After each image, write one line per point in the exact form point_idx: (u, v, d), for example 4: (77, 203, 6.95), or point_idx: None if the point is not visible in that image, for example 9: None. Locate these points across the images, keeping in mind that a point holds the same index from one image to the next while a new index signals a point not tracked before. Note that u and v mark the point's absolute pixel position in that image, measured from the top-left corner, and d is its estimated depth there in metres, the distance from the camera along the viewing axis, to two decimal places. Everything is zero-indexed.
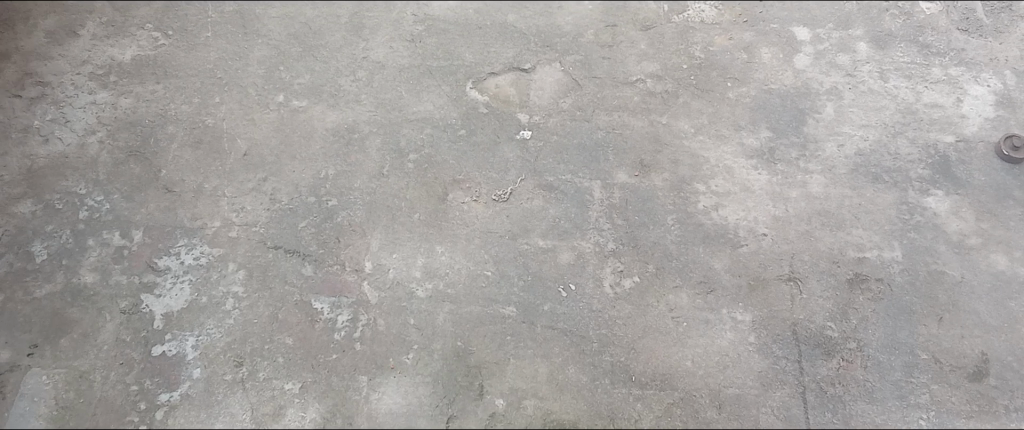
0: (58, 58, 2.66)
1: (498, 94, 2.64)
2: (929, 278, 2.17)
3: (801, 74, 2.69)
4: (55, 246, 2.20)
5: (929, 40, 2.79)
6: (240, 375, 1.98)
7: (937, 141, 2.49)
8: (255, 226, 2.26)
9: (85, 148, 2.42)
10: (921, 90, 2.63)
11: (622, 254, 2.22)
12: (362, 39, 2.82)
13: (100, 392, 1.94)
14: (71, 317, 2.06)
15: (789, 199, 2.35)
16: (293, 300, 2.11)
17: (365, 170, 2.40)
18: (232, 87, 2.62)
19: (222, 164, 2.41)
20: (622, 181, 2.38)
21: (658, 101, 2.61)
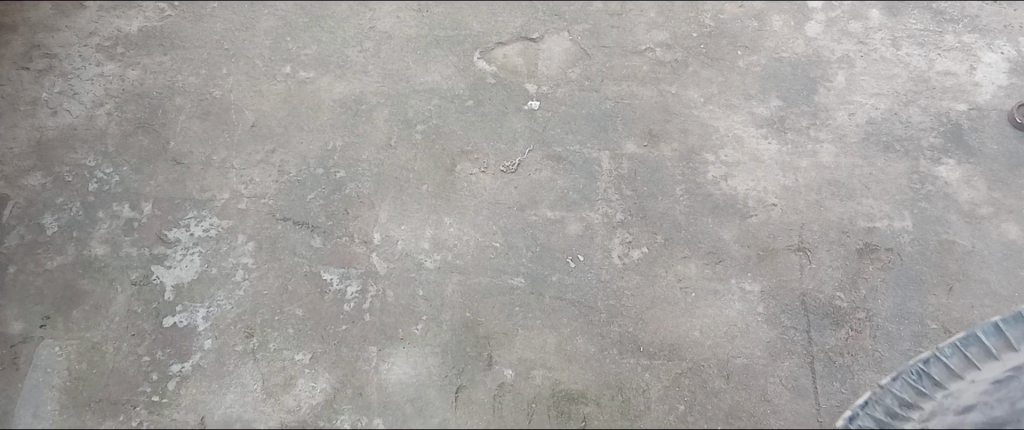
0: (65, 30, 2.65)
1: (506, 64, 2.63)
2: (939, 247, 2.16)
3: (812, 42, 2.67)
4: (66, 218, 2.21)
5: (943, 7, 2.75)
6: (250, 346, 1.99)
7: (950, 109, 2.46)
8: (264, 198, 2.27)
9: (93, 120, 2.42)
10: (934, 58, 2.60)
11: (631, 225, 2.21)
12: (369, 9, 2.80)
13: (112, 363, 1.96)
14: (82, 289, 2.08)
15: (799, 169, 2.33)
16: (302, 271, 2.12)
17: (373, 142, 2.40)
18: (240, 58, 2.62)
19: (230, 136, 2.41)
20: (631, 151, 2.37)
21: (668, 70, 2.59)
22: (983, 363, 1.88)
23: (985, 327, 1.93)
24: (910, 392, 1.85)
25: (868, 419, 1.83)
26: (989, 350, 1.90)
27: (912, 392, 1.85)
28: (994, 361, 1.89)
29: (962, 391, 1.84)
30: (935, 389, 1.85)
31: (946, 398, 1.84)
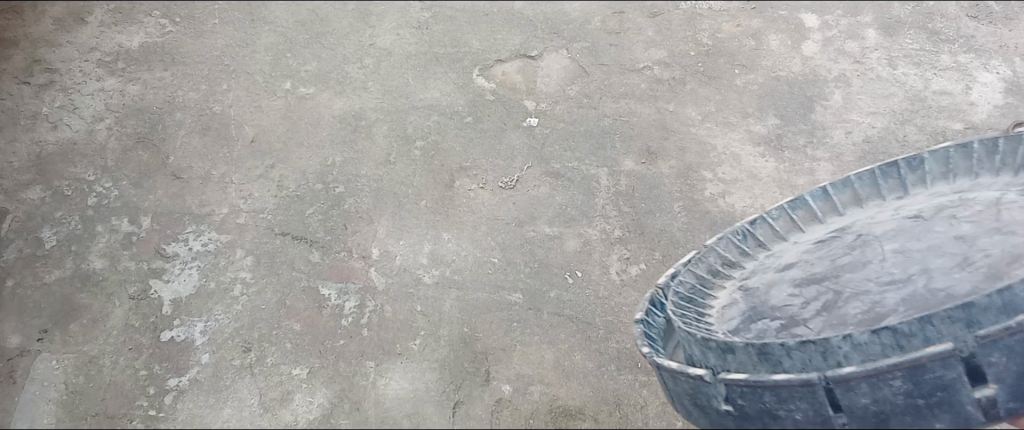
0: (66, 45, 2.67)
1: (504, 81, 2.64)
2: None
3: (809, 62, 2.69)
4: (65, 232, 2.21)
5: (938, 28, 2.78)
6: (248, 361, 1.99)
7: (946, 128, 2.48)
8: (263, 213, 2.27)
9: (93, 134, 2.43)
10: (930, 78, 2.62)
11: (629, 241, 2.22)
12: (369, 26, 2.82)
13: (109, 377, 1.95)
14: (80, 303, 2.07)
15: (796, 187, 2.34)
16: (300, 286, 2.13)
17: (372, 157, 2.40)
18: (240, 74, 2.63)
19: (229, 151, 2.42)
20: (629, 168, 2.38)
21: (665, 88, 2.61)
22: (806, 224, 1.81)
23: (815, 190, 1.84)
24: (736, 251, 1.81)
25: (690, 274, 1.78)
26: (812, 212, 1.82)
27: (735, 240, 1.83)
28: (813, 223, 1.80)
29: (779, 252, 1.74)
30: (761, 248, 1.80)
31: (767, 257, 1.76)
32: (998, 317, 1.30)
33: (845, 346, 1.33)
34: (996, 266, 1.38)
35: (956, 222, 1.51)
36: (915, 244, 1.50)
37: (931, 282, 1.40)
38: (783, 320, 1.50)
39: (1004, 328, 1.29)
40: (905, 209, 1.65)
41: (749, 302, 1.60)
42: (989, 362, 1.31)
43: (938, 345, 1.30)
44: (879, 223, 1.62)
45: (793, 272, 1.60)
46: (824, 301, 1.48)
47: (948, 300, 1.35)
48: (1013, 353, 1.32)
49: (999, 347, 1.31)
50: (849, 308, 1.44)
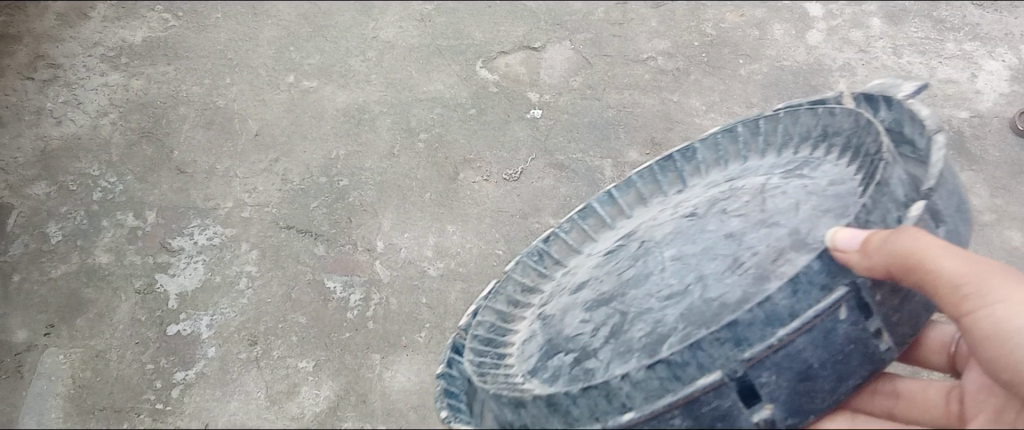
0: (70, 40, 2.67)
1: (508, 73, 2.64)
2: None
3: (813, 51, 2.68)
4: (70, 227, 2.22)
5: (943, 16, 2.77)
6: (254, 354, 1.99)
7: (951, 116, 2.47)
8: (267, 207, 2.27)
9: (97, 129, 2.43)
10: (936, 66, 2.61)
11: None
12: (372, 19, 2.81)
13: (116, 371, 1.96)
14: (86, 297, 2.08)
15: None
16: (306, 279, 2.13)
17: (376, 151, 2.40)
18: (243, 68, 2.63)
19: (233, 145, 2.41)
20: (633, 159, 2.38)
21: (669, 79, 2.60)
22: (581, 244, 1.51)
23: (599, 194, 1.55)
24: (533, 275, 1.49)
25: (488, 312, 1.43)
26: (602, 219, 1.53)
27: (530, 262, 1.51)
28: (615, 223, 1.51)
29: (574, 268, 1.44)
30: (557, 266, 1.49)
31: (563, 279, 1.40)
32: (765, 331, 0.98)
33: (626, 386, 1.01)
34: (764, 265, 1.08)
35: (727, 217, 1.21)
36: (722, 248, 1.15)
37: (705, 291, 1.10)
38: (576, 353, 1.17)
39: (771, 345, 0.97)
40: (682, 206, 1.35)
41: (545, 335, 1.28)
42: (761, 384, 1.00)
43: (713, 373, 0.98)
44: (659, 225, 1.32)
45: (584, 294, 1.29)
46: (611, 326, 1.17)
47: (721, 312, 1.05)
48: (783, 369, 1.00)
49: (768, 369, 0.99)
50: (631, 332, 1.13)
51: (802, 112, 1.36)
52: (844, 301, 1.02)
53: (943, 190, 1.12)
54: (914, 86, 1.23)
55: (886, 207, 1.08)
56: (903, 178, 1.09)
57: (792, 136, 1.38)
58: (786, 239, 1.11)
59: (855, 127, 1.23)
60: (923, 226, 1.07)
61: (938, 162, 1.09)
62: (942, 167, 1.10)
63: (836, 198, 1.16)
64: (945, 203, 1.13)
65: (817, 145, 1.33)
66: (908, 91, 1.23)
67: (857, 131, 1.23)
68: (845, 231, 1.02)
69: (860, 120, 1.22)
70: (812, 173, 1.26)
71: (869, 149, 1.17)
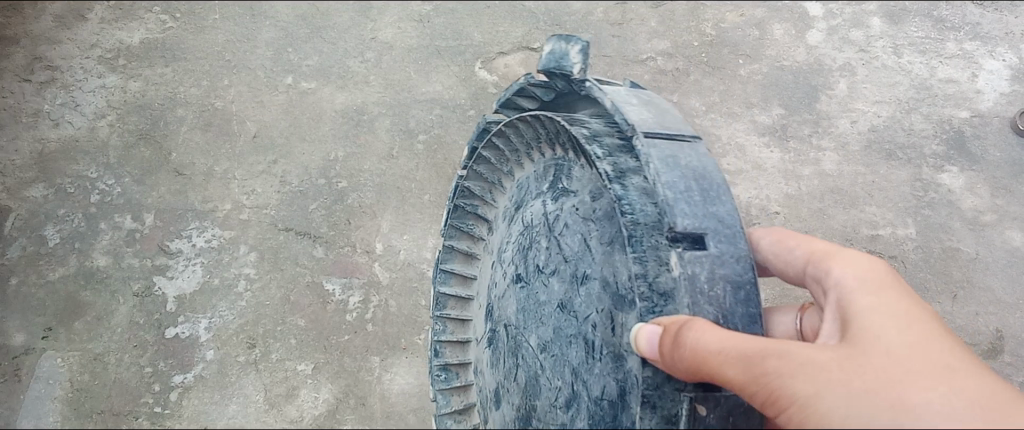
0: (67, 42, 2.66)
1: (507, 74, 2.63)
2: (943, 254, 2.16)
3: (813, 50, 2.67)
4: (68, 230, 2.21)
5: (943, 15, 2.77)
6: (252, 356, 1.99)
7: (952, 116, 2.47)
8: (266, 209, 2.27)
9: (95, 132, 2.42)
10: (936, 66, 2.61)
11: None
12: (370, 20, 2.81)
13: (114, 374, 1.95)
14: (84, 300, 2.07)
15: (802, 177, 2.33)
16: (304, 282, 2.12)
17: (374, 152, 2.40)
18: (241, 69, 2.62)
19: (231, 147, 2.41)
20: None
21: (669, 79, 2.59)
22: (468, 267, 1.52)
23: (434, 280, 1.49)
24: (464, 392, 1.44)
25: None
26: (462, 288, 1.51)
27: (441, 382, 1.43)
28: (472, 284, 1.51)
29: (479, 367, 1.41)
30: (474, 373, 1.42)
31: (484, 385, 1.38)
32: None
33: None
34: (610, 339, 0.96)
35: (546, 278, 1.14)
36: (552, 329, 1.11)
37: (589, 389, 0.99)
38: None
39: None
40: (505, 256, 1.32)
41: None
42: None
43: None
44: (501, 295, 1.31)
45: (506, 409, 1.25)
46: None
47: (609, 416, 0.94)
48: None
49: None
50: None
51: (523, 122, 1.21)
52: (694, 400, 0.79)
53: (683, 192, 0.85)
54: (577, 56, 1.07)
55: (646, 237, 0.83)
56: (639, 185, 0.88)
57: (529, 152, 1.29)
58: (604, 297, 0.98)
59: (593, 130, 0.98)
60: (699, 272, 0.81)
61: (661, 186, 0.84)
62: (674, 194, 0.85)
63: (608, 220, 1.00)
64: (691, 215, 0.84)
65: (554, 156, 1.20)
66: (601, 95, 1.00)
67: (604, 129, 0.99)
68: (643, 327, 0.81)
69: (574, 132, 0.98)
70: (570, 186, 1.12)
71: (621, 165, 0.91)
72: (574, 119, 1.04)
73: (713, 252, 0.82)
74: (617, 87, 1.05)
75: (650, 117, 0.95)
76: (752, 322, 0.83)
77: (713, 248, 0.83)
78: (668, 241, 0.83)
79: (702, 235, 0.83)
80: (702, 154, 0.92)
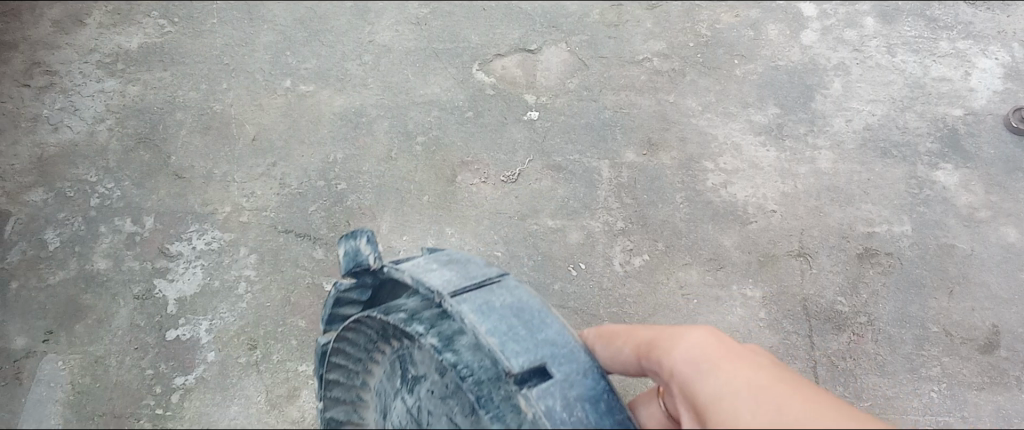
0: (66, 47, 2.67)
1: (504, 75, 2.65)
2: (939, 251, 2.20)
3: (807, 51, 2.69)
4: (67, 233, 2.21)
5: (936, 15, 2.79)
6: (254, 358, 2.00)
7: (946, 114, 2.49)
8: (265, 211, 2.27)
9: (94, 136, 2.43)
10: (929, 64, 2.63)
11: (632, 233, 2.23)
12: (368, 23, 2.82)
13: (115, 376, 1.96)
14: (84, 303, 2.08)
15: (797, 176, 2.36)
16: (305, 283, 2.13)
17: (373, 154, 2.41)
18: (239, 73, 2.63)
19: (231, 150, 2.42)
20: (630, 160, 2.39)
21: (665, 80, 2.62)
22: None
23: None
24: None
25: None
26: None
27: None
28: (367, 402, 1.42)
29: None
30: None
31: None
32: None
33: None
34: None
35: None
36: None
37: None
38: None
39: None
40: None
41: None
42: None
43: None
44: None
45: None
46: None
47: None
48: None
49: None
50: None
51: (344, 338, 1.35)
52: None
53: (507, 332, 1.14)
54: (368, 252, 1.38)
55: (492, 392, 1.11)
56: (467, 344, 1.16)
57: (359, 364, 1.40)
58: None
59: (411, 313, 1.23)
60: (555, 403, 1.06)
61: (483, 336, 1.12)
62: (500, 339, 1.12)
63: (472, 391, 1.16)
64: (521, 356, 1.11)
65: (395, 350, 1.33)
66: (402, 275, 1.30)
67: (419, 307, 1.26)
68: None
69: (393, 320, 1.22)
70: (416, 372, 1.28)
71: (445, 333, 1.18)
72: (394, 308, 1.27)
73: (557, 376, 1.10)
74: (411, 262, 1.35)
75: (455, 278, 1.26)
76: (625, 426, 1.10)
77: (558, 373, 1.11)
78: (513, 385, 1.10)
79: (543, 364, 1.11)
80: (511, 288, 1.25)
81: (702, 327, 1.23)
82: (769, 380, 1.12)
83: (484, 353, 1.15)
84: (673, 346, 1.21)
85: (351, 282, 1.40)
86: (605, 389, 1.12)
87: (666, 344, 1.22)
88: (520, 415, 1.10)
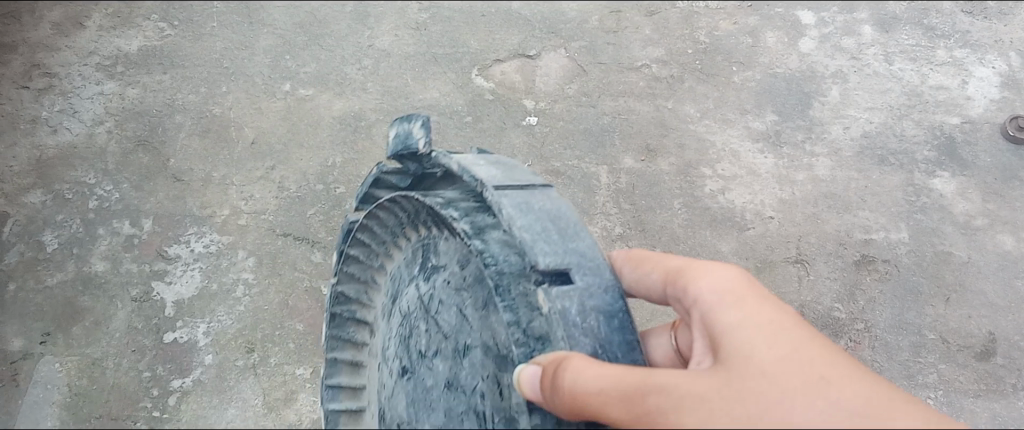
0: (65, 49, 2.67)
1: (503, 80, 2.65)
2: (935, 259, 2.21)
3: (805, 58, 2.71)
4: (66, 235, 2.21)
5: (933, 23, 2.81)
6: (251, 361, 2.01)
7: (943, 122, 2.51)
8: (264, 214, 2.28)
9: (93, 138, 2.43)
10: (926, 73, 2.65)
11: (630, 238, 2.23)
12: (367, 28, 2.83)
13: (113, 379, 1.96)
14: (82, 305, 2.08)
15: (795, 182, 2.37)
16: (303, 287, 2.14)
17: (372, 158, 2.41)
18: (239, 76, 2.63)
19: (230, 153, 2.42)
20: (629, 165, 2.40)
21: (664, 86, 2.62)
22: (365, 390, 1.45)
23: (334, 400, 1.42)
24: None
25: None
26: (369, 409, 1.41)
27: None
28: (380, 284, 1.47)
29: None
30: None
31: None
32: None
33: None
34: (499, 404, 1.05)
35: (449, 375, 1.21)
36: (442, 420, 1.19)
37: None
38: None
39: None
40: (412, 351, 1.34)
41: None
42: None
43: None
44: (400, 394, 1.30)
45: None
46: None
47: None
48: None
49: None
50: None
51: (373, 218, 1.35)
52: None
53: (542, 233, 1.00)
54: (419, 136, 1.22)
55: (512, 285, 0.98)
56: (498, 239, 1.03)
57: (382, 247, 1.43)
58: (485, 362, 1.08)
59: (447, 200, 1.12)
60: (569, 307, 0.95)
61: (517, 229, 0.99)
62: (534, 236, 0.99)
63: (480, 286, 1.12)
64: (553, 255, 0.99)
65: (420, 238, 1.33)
66: (449, 162, 1.14)
67: (458, 197, 1.14)
68: (524, 366, 0.93)
69: (431, 202, 1.10)
70: (438, 262, 1.24)
71: (479, 223, 1.06)
72: (432, 196, 1.15)
73: (579, 284, 0.98)
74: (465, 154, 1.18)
75: (501, 176, 1.09)
76: (629, 348, 0.98)
77: (580, 281, 0.98)
78: (534, 283, 0.98)
79: (567, 270, 0.99)
80: (555, 199, 1.09)
81: (738, 269, 1.08)
82: (794, 325, 0.97)
83: (512, 249, 1.02)
84: (698, 275, 1.07)
85: (394, 167, 1.31)
86: (624, 309, 1.00)
87: (696, 273, 1.09)
88: (534, 313, 0.96)
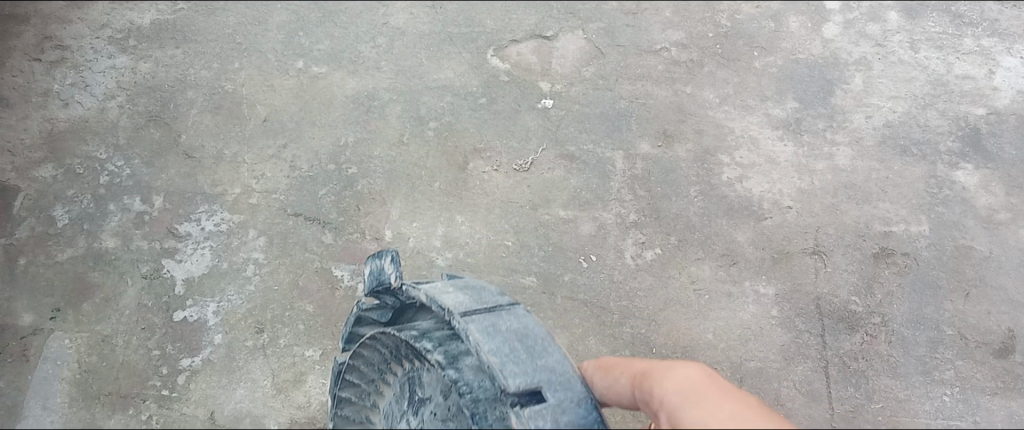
0: (78, 21, 2.65)
1: (519, 62, 2.61)
2: (956, 252, 2.17)
3: (829, 44, 2.65)
4: (77, 210, 2.20)
5: (961, 11, 2.75)
6: (260, 342, 2.00)
7: (968, 112, 2.46)
8: (275, 193, 2.26)
9: (105, 112, 2.41)
10: (953, 62, 2.59)
11: (645, 226, 2.21)
12: (382, 5, 2.79)
13: (122, 356, 1.96)
14: (92, 281, 2.07)
15: (815, 172, 2.33)
16: (313, 267, 2.12)
17: (384, 138, 2.38)
18: (252, 52, 2.61)
19: (242, 130, 2.40)
20: (645, 151, 2.36)
21: (683, 70, 2.58)
22: None
23: None
24: None
25: None
26: None
27: None
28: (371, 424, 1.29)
29: None
30: None
31: None
32: None
33: None
34: None
35: None
36: None
37: None
38: None
39: None
40: None
41: None
42: None
43: None
44: None
45: None
46: None
47: None
48: None
49: None
50: None
51: (359, 354, 1.31)
52: None
53: (509, 354, 1.08)
54: (391, 270, 1.43)
55: (488, 411, 1.06)
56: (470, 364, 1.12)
57: (371, 385, 1.32)
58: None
59: (422, 332, 1.19)
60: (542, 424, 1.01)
61: (485, 353, 1.07)
62: (501, 359, 1.07)
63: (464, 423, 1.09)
64: (519, 374, 1.06)
65: (406, 372, 1.23)
66: (421, 295, 1.27)
67: (432, 327, 1.22)
68: None
69: (405, 335, 1.17)
70: (422, 394, 1.17)
71: (452, 350, 1.14)
72: (408, 326, 1.25)
73: (551, 402, 1.04)
74: (434, 285, 1.32)
75: (467, 302, 1.21)
76: None
77: (552, 398, 1.05)
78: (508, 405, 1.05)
79: (537, 388, 1.06)
80: (518, 315, 1.19)
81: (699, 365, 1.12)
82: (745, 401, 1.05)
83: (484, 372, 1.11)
84: (663, 377, 1.10)
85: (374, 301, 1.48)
86: (596, 420, 1.06)
87: (661, 374, 1.11)
88: None
